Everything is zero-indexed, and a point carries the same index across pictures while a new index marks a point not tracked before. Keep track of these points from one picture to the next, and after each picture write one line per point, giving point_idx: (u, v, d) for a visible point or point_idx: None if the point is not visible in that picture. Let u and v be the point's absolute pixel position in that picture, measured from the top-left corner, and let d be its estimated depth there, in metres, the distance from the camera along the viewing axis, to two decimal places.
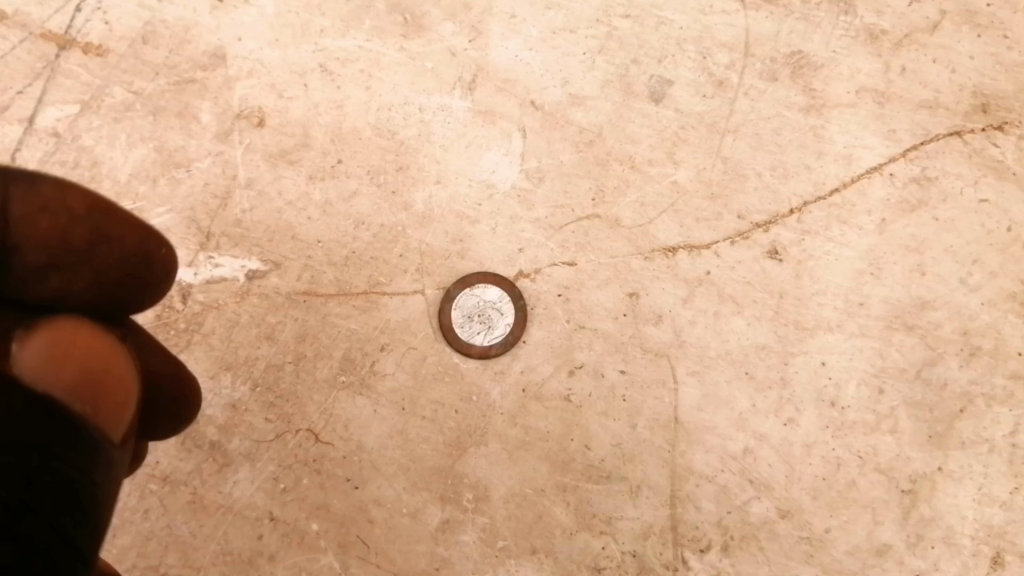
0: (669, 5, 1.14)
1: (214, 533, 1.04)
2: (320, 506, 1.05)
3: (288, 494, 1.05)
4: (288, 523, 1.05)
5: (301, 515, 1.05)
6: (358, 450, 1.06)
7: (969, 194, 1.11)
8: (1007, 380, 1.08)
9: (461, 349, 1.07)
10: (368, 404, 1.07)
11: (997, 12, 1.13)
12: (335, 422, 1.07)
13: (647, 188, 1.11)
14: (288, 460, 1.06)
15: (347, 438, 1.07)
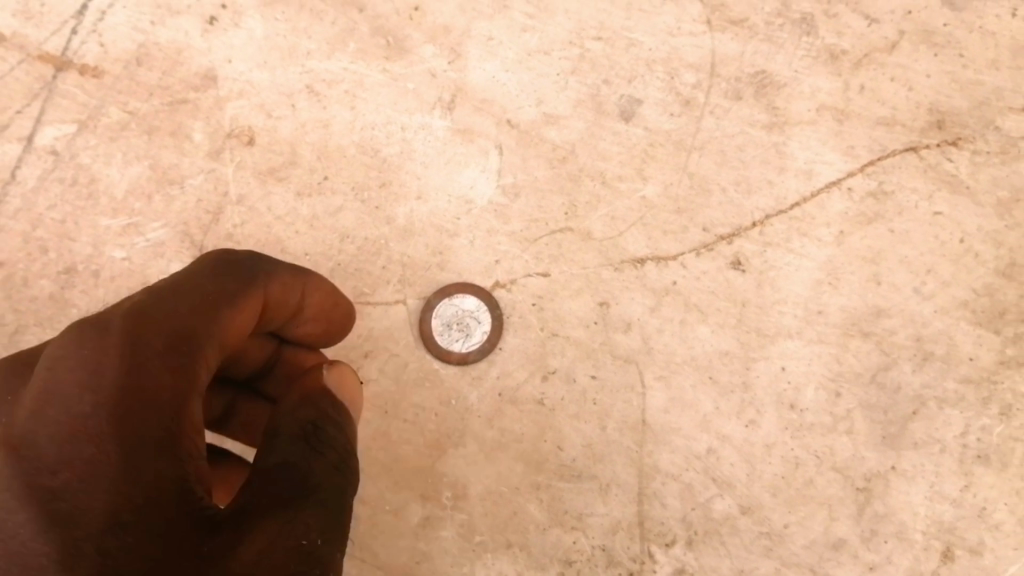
0: (640, 27, 1.20)
1: None
2: None
3: None
4: None
5: None
6: None
7: (924, 208, 1.17)
8: (958, 384, 1.14)
9: (441, 355, 1.13)
10: None
11: (954, 32, 1.19)
12: None
13: (618, 203, 1.17)
14: None
15: None
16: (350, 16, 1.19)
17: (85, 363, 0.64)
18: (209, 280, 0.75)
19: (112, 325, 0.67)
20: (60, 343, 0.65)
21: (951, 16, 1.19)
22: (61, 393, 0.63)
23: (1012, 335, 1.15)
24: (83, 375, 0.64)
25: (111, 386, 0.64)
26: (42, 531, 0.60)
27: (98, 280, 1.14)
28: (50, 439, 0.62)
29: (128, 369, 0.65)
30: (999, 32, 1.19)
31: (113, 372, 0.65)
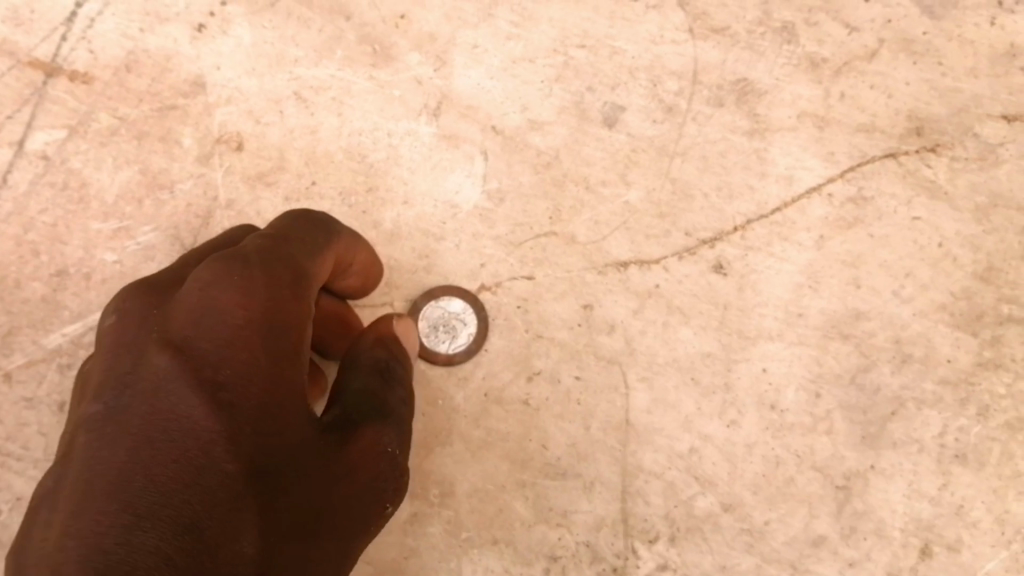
0: (623, 35, 1.22)
1: None
2: None
3: None
4: None
5: None
6: None
7: (903, 212, 1.20)
8: (936, 385, 1.16)
9: (427, 357, 1.15)
10: None
11: (933, 40, 1.22)
12: None
13: (601, 208, 1.19)
14: None
15: None
16: (337, 24, 1.21)
17: (236, 285, 0.72)
18: (307, 234, 0.84)
19: (251, 257, 0.75)
20: (209, 271, 0.72)
21: (930, 24, 1.22)
22: (213, 310, 0.70)
23: (989, 337, 1.18)
24: (236, 294, 0.71)
25: (258, 303, 0.72)
26: (213, 415, 0.66)
27: (88, 283, 1.15)
28: (209, 343, 0.69)
29: (269, 293, 0.73)
30: (976, 40, 1.22)
31: (261, 294, 0.72)
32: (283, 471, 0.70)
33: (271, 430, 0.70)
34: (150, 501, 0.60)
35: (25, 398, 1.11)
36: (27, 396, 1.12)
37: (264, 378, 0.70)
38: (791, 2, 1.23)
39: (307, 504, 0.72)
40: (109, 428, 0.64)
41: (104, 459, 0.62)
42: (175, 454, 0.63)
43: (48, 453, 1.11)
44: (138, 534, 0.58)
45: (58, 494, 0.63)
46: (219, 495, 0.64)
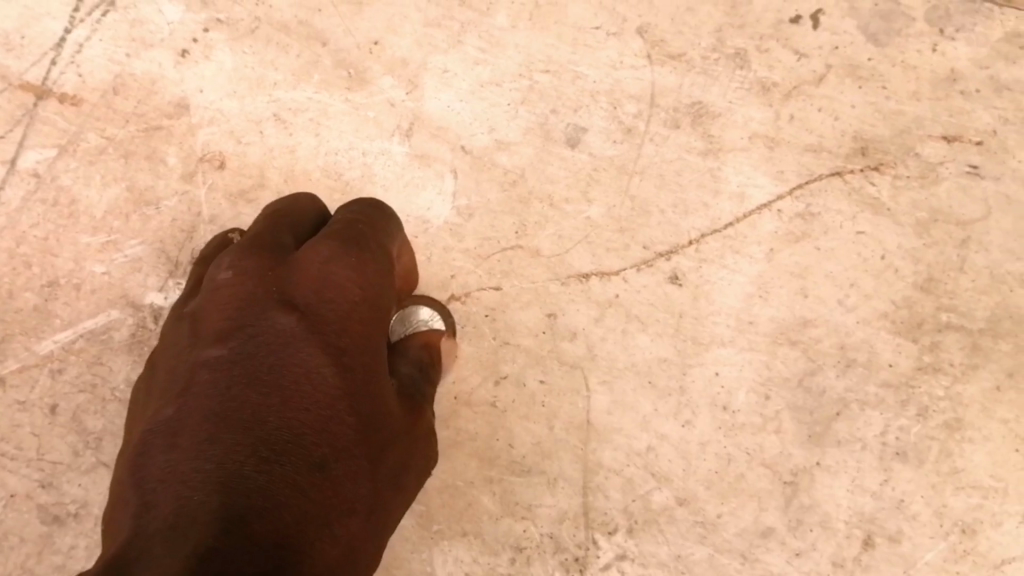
0: (585, 61, 1.30)
1: None
2: None
3: None
4: None
5: None
6: None
7: (847, 226, 1.28)
8: (878, 387, 1.25)
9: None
10: None
11: (878, 65, 1.31)
12: None
13: (564, 223, 1.27)
14: None
15: None
16: (315, 49, 1.28)
17: (350, 268, 0.86)
18: (391, 229, 0.98)
19: (359, 245, 0.89)
20: (327, 250, 0.86)
21: (875, 51, 1.31)
22: (330, 284, 0.84)
23: (929, 343, 1.26)
24: (351, 276, 0.86)
25: (367, 287, 0.87)
26: (333, 373, 0.79)
27: (77, 293, 1.21)
28: (326, 314, 0.83)
29: (374, 279, 0.88)
30: (919, 66, 1.31)
31: (368, 279, 0.87)
32: (382, 427, 0.82)
33: (374, 391, 0.82)
34: (286, 438, 0.71)
35: (18, 401, 1.17)
36: (21, 399, 1.18)
37: (369, 348, 0.85)
38: (744, 30, 1.32)
39: (396, 458, 0.83)
40: (240, 372, 0.75)
41: (238, 399, 0.73)
42: (303, 402, 0.75)
43: (40, 453, 1.17)
44: (278, 463, 0.69)
45: (187, 422, 0.72)
46: (339, 441, 0.75)
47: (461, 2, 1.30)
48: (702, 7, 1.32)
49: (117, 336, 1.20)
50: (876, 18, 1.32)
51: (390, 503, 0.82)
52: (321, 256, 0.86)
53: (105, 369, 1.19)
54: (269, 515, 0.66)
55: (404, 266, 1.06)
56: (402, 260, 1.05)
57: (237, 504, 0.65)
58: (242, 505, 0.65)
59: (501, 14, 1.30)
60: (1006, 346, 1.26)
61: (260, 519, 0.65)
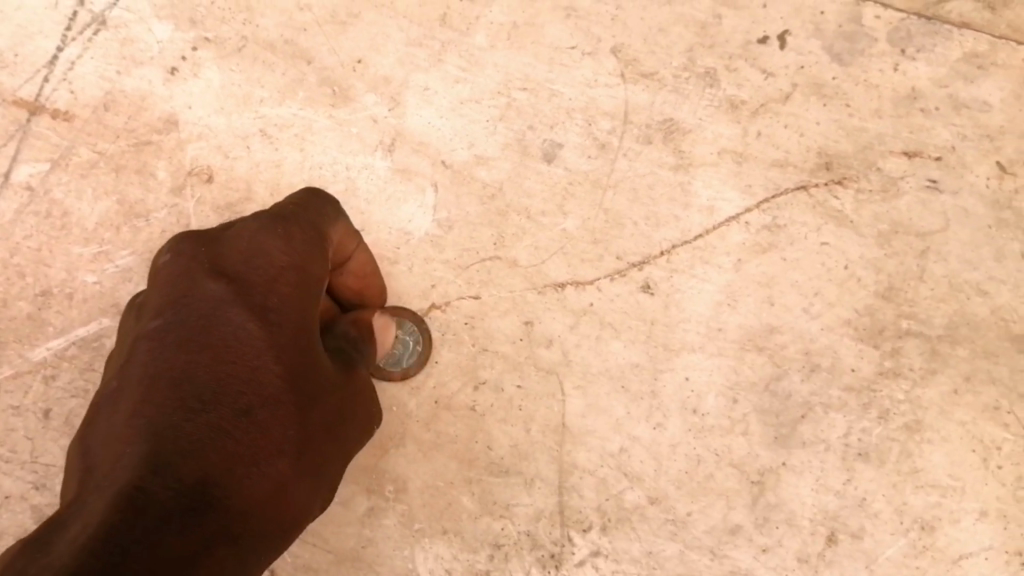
0: (561, 79, 1.36)
1: None
2: None
3: None
4: None
5: None
6: None
7: (812, 238, 1.34)
8: (842, 391, 1.30)
9: (383, 376, 1.26)
10: None
11: (841, 84, 1.38)
12: None
13: (541, 234, 1.32)
14: None
15: None
16: (300, 68, 1.33)
17: (278, 239, 0.89)
18: (324, 209, 0.99)
19: (285, 219, 0.92)
20: (256, 225, 0.89)
21: (839, 70, 1.38)
22: (259, 254, 0.87)
23: (890, 348, 1.32)
24: (278, 247, 0.88)
25: (295, 255, 0.89)
26: (260, 331, 0.82)
27: (69, 302, 1.25)
28: (257, 279, 0.85)
29: (303, 248, 0.91)
30: (881, 84, 1.38)
31: (295, 249, 0.90)
32: (316, 378, 0.86)
33: (304, 348, 0.86)
34: (210, 392, 0.76)
35: (13, 406, 1.21)
36: (15, 404, 1.22)
37: (300, 312, 0.87)
38: (713, 50, 1.38)
39: (332, 407, 0.87)
40: (173, 336, 0.79)
41: (168, 361, 0.77)
42: (230, 357, 0.78)
43: (34, 455, 1.21)
44: (203, 413, 0.74)
45: (125, 387, 0.77)
46: (266, 391, 0.79)
47: (442, 22, 1.35)
48: (673, 28, 1.38)
49: (108, 343, 1.23)
50: (840, 38, 1.38)
51: (329, 450, 0.87)
52: (251, 231, 0.89)
53: (96, 375, 1.22)
54: (192, 460, 0.72)
55: (355, 265, 1.11)
56: (350, 259, 1.09)
57: (161, 453, 0.71)
58: (165, 454, 0.71)
59: (480, 33, 1.35)
60: (963, 352, 1.32)
61: (179, 466, 0.71)
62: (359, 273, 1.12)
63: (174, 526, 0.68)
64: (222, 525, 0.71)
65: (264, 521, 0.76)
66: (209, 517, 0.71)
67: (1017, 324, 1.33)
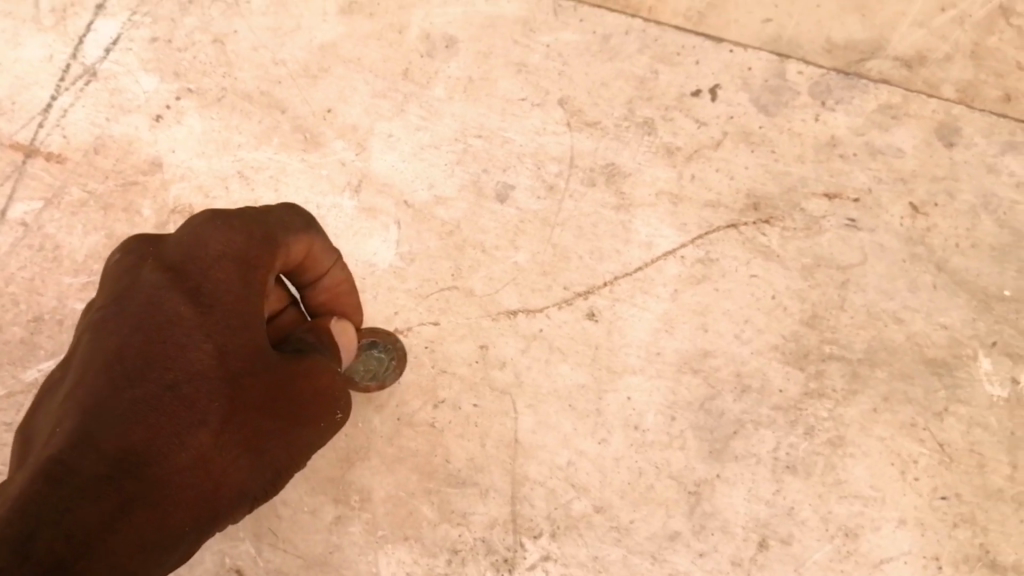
0: (513, 127, 1.50)
1: None
2: None
3: None
4: None
5: None
6: None
7: (743, 271, 1.47)
8: (771, 410, 1.41)
9: (362, 390, 1.37)
10: None
11: (767, 133, 1.53)
12: None
13: (495, 267, 1.44)
14: None
15: None
16: (274, 116, 1.47)
17: (218, 229, 0.88)
18: (288, 217, 0.95)
19: (231, 211, 0.90)
20: (199, 215, 0.89)
21: (765, 120, 1.53)
22: (199, 241, 0.87)
23: (814, 370, 1.43)
24: (218, 235, 0.88)
25: (235, 244, 0.88)
26: (193, 312, 0.84)
27: (59, 326, 1.37)
28: (193, 265, 0.86)
29: (244, 240, 0.89)
30: (803, 133, 1.53)
31: (239, 238, 0.89)
32: (251, 359, 0.87)
33: (241, 331, 0.87)
34: (138, 372, 0.80)
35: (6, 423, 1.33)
36: (8, 421, 1.34)
37: (239, 301, 0.87)
38: (651, 102, 1.53)
39: (270, 385, 0.89)
40: (106, 322, 0.83)
41: (104, 343, 0.81)
42: (159, 338, 0.82)
43: None
44: (129, 389, 0.79)
45: (69, 365, 0.83)
46: (194, 368, 0.82)
47: (405, 75, 1.50)
48: (615, 82, 1.53)
49: None
50: (766, 92, 1.54)
51: (273, 433, 0.89)
52: (192, 223, 0.89)
53: None
54: (113, 435, 0.76)
55: (329, 283, 1.04)
56: (325, 276, 1.03)
57: (85, 430, 0.75)
58: (89, 427, 0.75)
59: (439, 86, 1.50)
60: (882, 374, 1.44)
61: (100, 440, 0.75)
62: (334, 290, 1.05)
63: (93, 495, 0.72)
64: (142, 494, 0.76)
65: (189, 488, 0.80)
66: (130, 485, 0.75)
67: (930, 348, 1.46)
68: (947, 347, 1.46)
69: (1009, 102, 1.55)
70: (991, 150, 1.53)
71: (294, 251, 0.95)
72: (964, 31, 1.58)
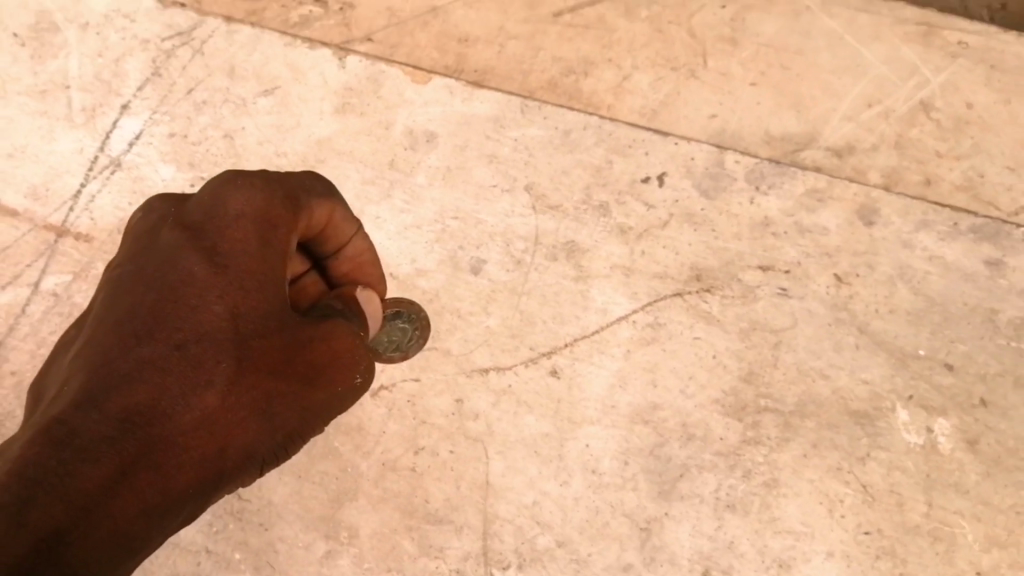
0: (485, 211, 1.73)
1: (165, 561, 1.53)
2: (241, 541, 1.53)
3: (219, 534, 1.54)
4: (219, 553, 1.53)
5: (229, 547, 1.53)
6: (269, 504, 1.55)
7: (688, 333, 1.67)
8: (713, 455, 1.59)
9: (388, 360, 1.62)
10: (276, 474, 1.56)
11: (709, 214, 1.75)
12: (251, 486, 1.56)
13: (469, 331, 1.64)
14: (219, 511, 1.55)
15: (260, 496, 1.55)
16: None
17: (240, 192, 1.09)
18: (309, 184, 1.16)
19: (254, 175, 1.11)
20: (221, 180, 1.11)
21: (706, 203, 1.75)
22: (219, 204, 1.08)
23: (751, 421, 1.62)
24: (239, 198, 1.08)
25: (252, 205, 1.08)
26: (207, 275, 1.05)
27: None
28: (211, 228, 1.07)
29: (263, 201, 1.09)
30: (740, 214, 1.75)
31: (258, 200, 1.09)
32: (261, 324, 1.07)
33: (253, 291, 1.07)
34: (148, 337, 1.01)
35: None
36: None
37: (256, 262, 1.07)
38: (607, 188, 1.75)
39: (280, 348, 1.08)
40: (131, 282, 1.05)
41: (125, 306, 1.03)
42: (172, 301, 1.03)
43: None
44: (137, 349, 1.00)
45: (93, 320, 1.05)
46: (203, 330, 1.04)
47: (390, 166, 1.75)
48: (574, 170, 1.76)
49: None
50: (706, 177, 1.77)
51: (283, 391, 1.09)
52: (217, 185, 1.10)
53: None
54: (118, 395, 0.96)
55: (351, 253, 1.24)
56: (345, 246, 1.23)
57: (95, 388, 0.96)
58: (99, 388, 0.96)
59: (420, 175, 1.75)
60: (810, 424, 1.62)
61: (107, 401, 0.96)
62: (355, 260, 1.24)
63: (94, 457, 0.92)
64: (144, 450, 0.96)
65: (194, 442, 1.00)
66: (132, 442, 0.95)
67: (854, 401, 1.64)
68: (869, 400, 1.64)
69: (928, 185, 1.80)
70: (906, 227, 1.75)
71: (317, 216, 1.16)
72: (888, 124, 1.84)
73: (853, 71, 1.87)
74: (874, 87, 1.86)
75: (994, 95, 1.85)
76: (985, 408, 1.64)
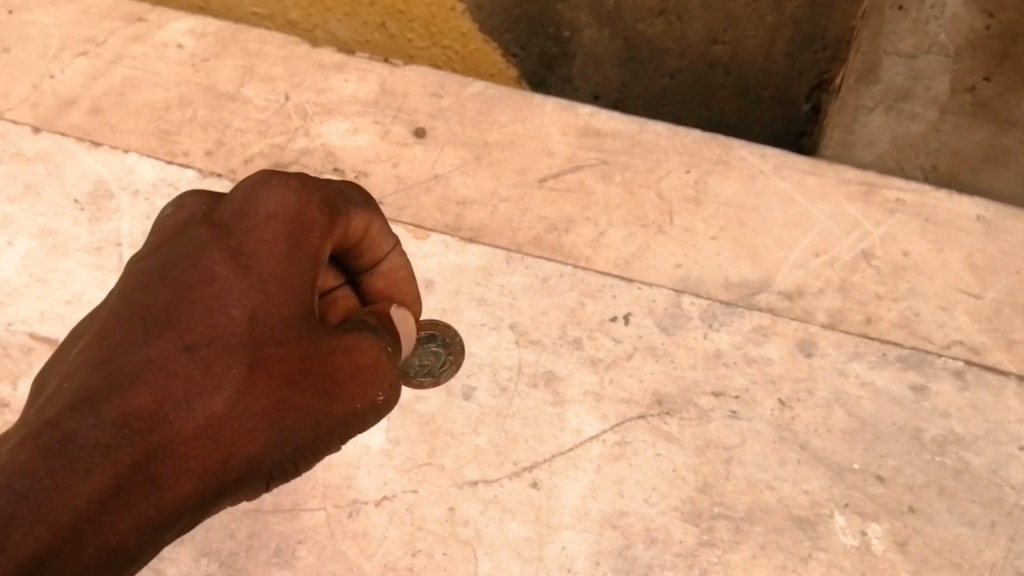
0: (475, 345, 2.03)
1: None
2: None
3: None
4: None
5: None
6: None
7: (651, 449, 1.93)
8: (673, 556, 1.83)
9: (419, 381, 1.99)
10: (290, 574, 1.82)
11: (669, 347, 2.04)
12: None
13: (461, 447, 1.92)
14: None
15: None
16: None
17: (275, 195, 1.38)
18: (347, 196, 1.48)
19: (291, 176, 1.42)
20: (261, 180, 1.40)
21: (666, 338, 2.05)
22: (254, 205, 1.38)
23: (706, 526, 1.86)
24: (273, 201, 1.38)
25: (282, 205, 1.38)
26: (229, 275, 1.32)
27: None
28: (241, 232, 1.36)
29: (297, 205, 1.39)
30: (695, 346, 2.04)
31: (289, 202, 1.38)
32: (274, 330, 1.33)
33: (271, 297, 1.33)
34: (160, 336, 1.26)
35: None
36: None
37: (280, 263, 1.35)
38: (580, 325, 2.05)
39: (292, 358, 1.34)
40: (153, 277, 1.32)
41: (144, 304, 1.29)
42: (190, 301, 1.30)
43: None
44: (147, 349, 1.25)
45: (112, 308, 1.31)
46: (217, 330, 1.29)
47: None
48: (551, 311, 2.07)
49: None
50: (666, 316, 2.07)
51: (292, 400, 1.34)
52: (256, 185, 1.40)
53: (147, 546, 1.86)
54: (117, 400, 1.21)
55: (386, 268, 1.58)
56: (382, 260, 1.58)
57: (95, 392, 1.21)
58: (102, 392, 1.21)
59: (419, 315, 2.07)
60: (758, 528, 1.86)
61: (106, 408, 1.21)
62: (389, 275, 1.59)
63: (83, 470, 1.17)
64: (136, 458, 1.21)
65: (190, 447, 1.25)
66: (126, 447, 1.20)
67: (797, 508, 1.88)
68: (810, 507, 1.88)
69: (869, 322, 2.08)
70: (840, 357, 2.03)
71: (357, 225, 1.50)
72: (833, 270, 2.14)
73: (803, 225, 2.19)
74: (821, 239, 2.18)
75: (926, 246, 2.17)
76: (913, 514, 1.87)
